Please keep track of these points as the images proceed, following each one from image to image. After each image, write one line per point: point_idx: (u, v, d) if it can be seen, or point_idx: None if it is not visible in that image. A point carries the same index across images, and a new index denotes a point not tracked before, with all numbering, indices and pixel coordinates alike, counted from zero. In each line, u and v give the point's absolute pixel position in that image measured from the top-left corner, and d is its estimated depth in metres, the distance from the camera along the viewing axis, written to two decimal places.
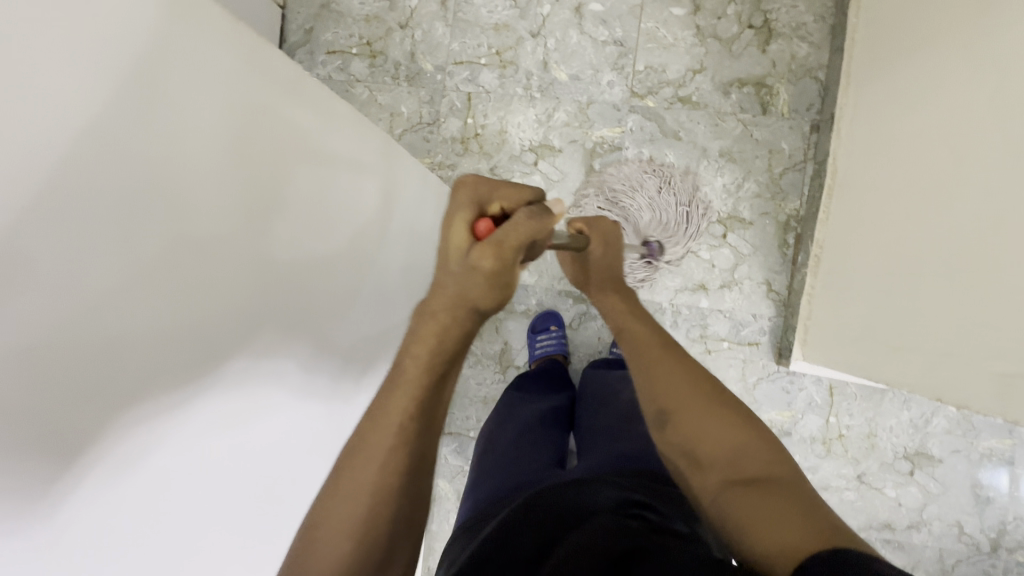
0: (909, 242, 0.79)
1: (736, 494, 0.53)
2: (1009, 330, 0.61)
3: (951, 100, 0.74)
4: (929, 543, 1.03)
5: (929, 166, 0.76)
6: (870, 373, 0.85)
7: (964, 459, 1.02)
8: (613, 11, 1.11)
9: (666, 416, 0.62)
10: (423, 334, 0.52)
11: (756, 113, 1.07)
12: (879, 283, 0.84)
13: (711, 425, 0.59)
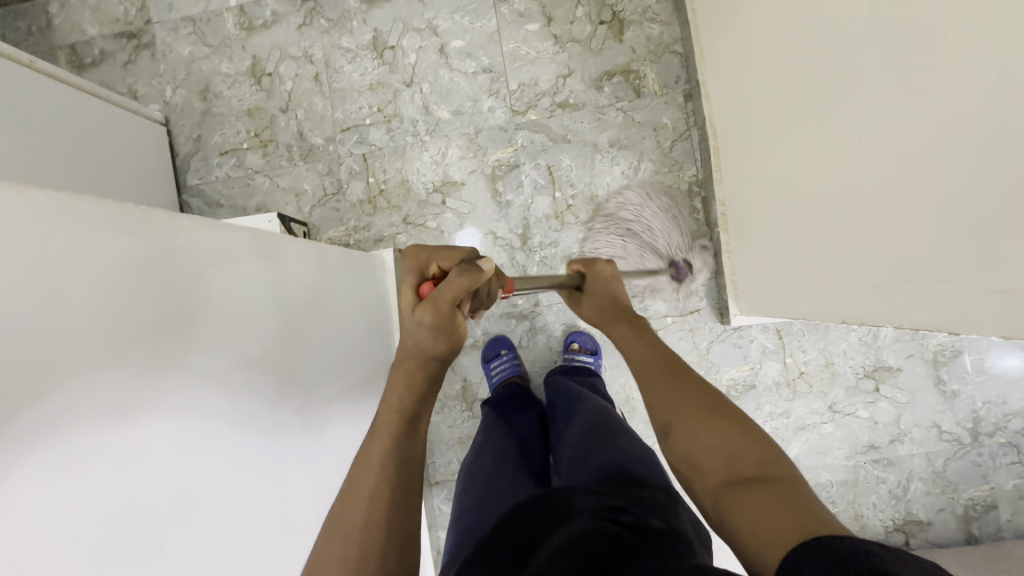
0: (790, 181, 0.83)
1: (731, 497, 0.49)
2: (882, 241, 0.65)
3: (786, 44, 0.79)
4: (914, 451, 1.05)
5: (788, 107, 0.81)
6: (793, 311, 0.88)
7: (921, 362, 1.05)
8: (474, 42, 1.16)
9: (668, 429, 0.58)
10: (393, 381, 0.59)
11: (631, 98, 1.12)
12: (778, 225, 0.88)
13: (706, 434, 0.55)
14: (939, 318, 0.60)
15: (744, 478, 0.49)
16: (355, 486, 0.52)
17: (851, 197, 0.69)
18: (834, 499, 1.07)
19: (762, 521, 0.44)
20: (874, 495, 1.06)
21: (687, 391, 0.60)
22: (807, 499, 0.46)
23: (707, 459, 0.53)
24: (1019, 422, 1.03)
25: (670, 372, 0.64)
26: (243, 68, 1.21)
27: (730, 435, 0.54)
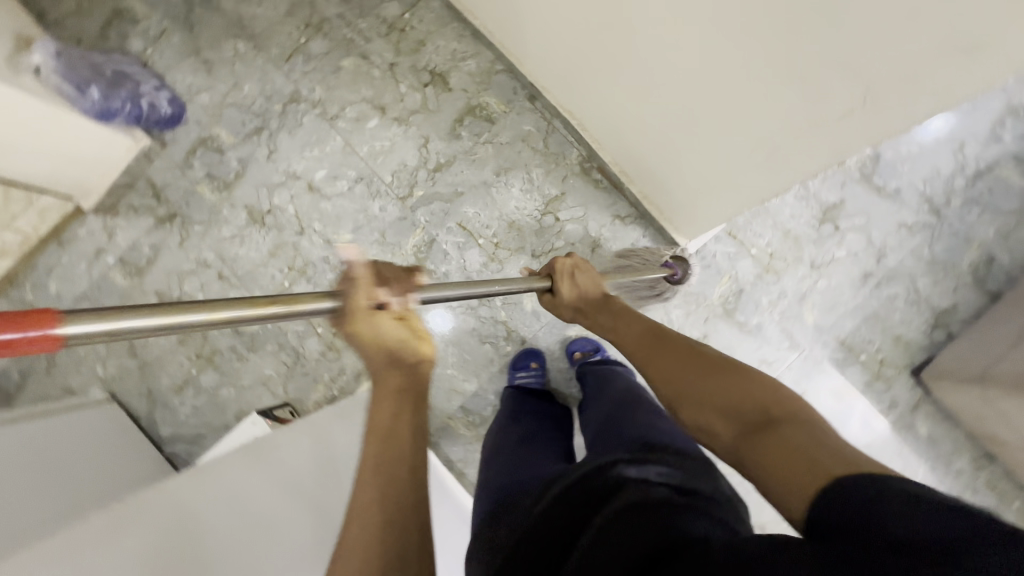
0: (650, 117, 0.89)
1: (748, 444, 0.48)
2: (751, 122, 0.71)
3: (579, 20, 0.87)
4: (901, 257, 1.10)
5: (612, 64, 0.88)
6: (724, 216, 0.94)
7: (854, 183, 1.11)
8: (334, 164, 1.21)
9: (675, 406, 0.58)
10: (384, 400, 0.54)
11: (489, 127, 1.19)
12: (665, 158, 0.95)
13: (713, 394, 0.55)
14: (826, 156, 0.66)
15: (769, 426, 0.48)
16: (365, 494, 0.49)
17: (705, 98, 0.76)
18: (869, 337, 1.10)
19: (792, 464, 0.43)
20: (897, 313, 1.10)
21: (687, 360, 0.61)
22: (827, 432, 0.45)
23: (723, 425, 0.52)
24: (960, 180, 1.09)
25: (656, 342, 0.67)
26: (152, 307, 1.22)
27: (738, 391, 0.53)
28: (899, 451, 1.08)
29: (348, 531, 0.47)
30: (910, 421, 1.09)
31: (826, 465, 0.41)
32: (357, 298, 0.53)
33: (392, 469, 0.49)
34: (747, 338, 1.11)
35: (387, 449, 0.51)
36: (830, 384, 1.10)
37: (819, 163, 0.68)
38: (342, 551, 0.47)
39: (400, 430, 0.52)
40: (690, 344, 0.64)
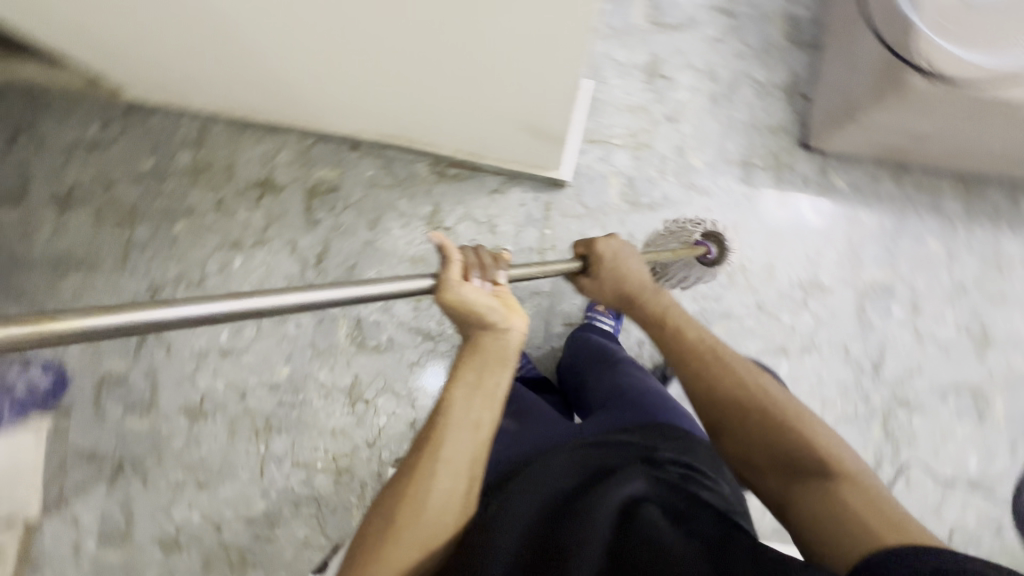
0: (448, 97, 0.93)
1: (798, 480, 0.59)
2: (513, 48, 0.76)
3: (333, 69, 0.91)
4: (727, 65, 1.17)
5: (385, 81, 0.92)
6: (563, 130, 0.98)
7: (653, 34, 1.17)
8: (231, 318, 1.18)
9: (723, 432, 0.65)
10: (471, 412, 0.58)
11: (338, 195, 1.19)
12: (486, 119, 0.98)
13: (762, 436, 0.62)
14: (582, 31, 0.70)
15: (799, 473, 0.59)
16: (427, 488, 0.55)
17: (469, 56, 0.80)
18: (754, 142, 1.15)
19: (839, 526, 0.53)
20: (758, 109, 1.16)
21: (731, 381, 0.66)
22: (873, 497, 0.54)
23: (771, 467, 0.61)
24: None
25: (719, 364, 0.68)
26: (155, 560, 1.13)
27: (789, 433, 0.61)
28: (839, 213, 1.14)
29: (413, 496, 0.55)
30: (831, 182, 1.14)
31: (871, 537, 0.51)
32: (448, 272, 0.61)
33: (470, 470, 0.57)
34: (664, 211, 1.14)
35: (457, 450, 0.57)
36: (752, 200, 1.14)
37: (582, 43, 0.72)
38: (398, 527, 0.54)
39: (478, 434, 0.58)
40: (750, 374, 0.67)
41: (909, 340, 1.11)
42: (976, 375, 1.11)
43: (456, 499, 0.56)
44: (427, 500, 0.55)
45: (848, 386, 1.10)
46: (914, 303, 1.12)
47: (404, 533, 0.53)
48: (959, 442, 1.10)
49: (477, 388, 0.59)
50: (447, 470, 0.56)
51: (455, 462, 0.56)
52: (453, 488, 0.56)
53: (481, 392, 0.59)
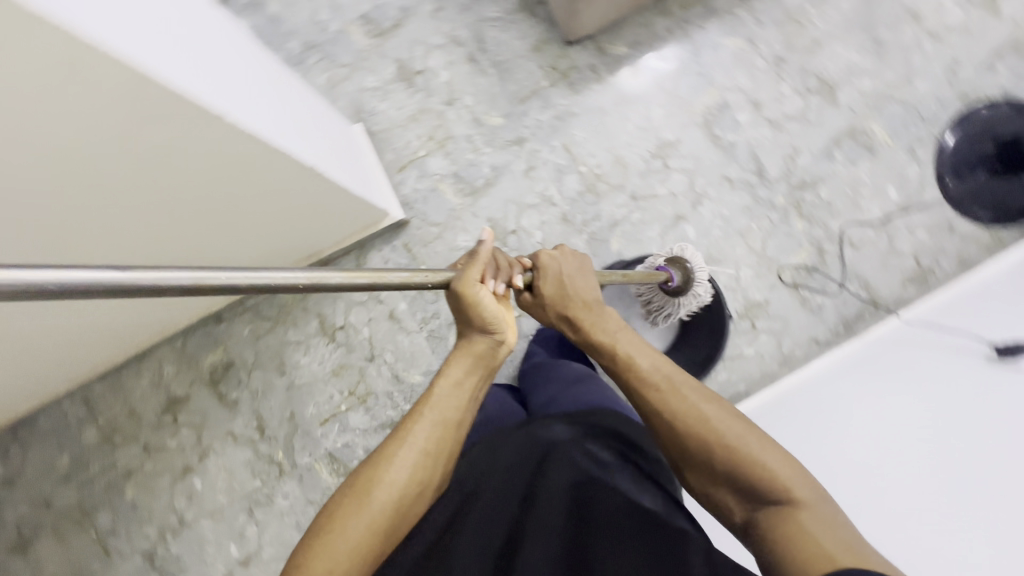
0: (242, 247, 0.92)
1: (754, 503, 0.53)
2: (237, 187, 0.75)
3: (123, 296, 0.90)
4: (463, 22, 1.16)
5: (178, 270, 0.91)
6: (358, 195, 0.96)
7: (384, 44, 1.16)
8: (228, 530, 1.17)
9: (686, 467, 0.59)
10: (447, 421, 0.61)
11: (237, 367, 1.18)
12: (291, 236, 0.97)
13: (724, 465, 0.55)
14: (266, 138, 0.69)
15: (758, 502, 0.54)
16: (388, 479, 0.56)
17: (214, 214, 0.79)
18: (530, 68, 1.15)
19: (785, 546, 0.49)
20: (514, 39, 1.15)
21: (690, 406, 0.59)
22: (835, 528, 0.49)
23: (727, 488, 0.56)
24: None
25: (677, 391, 0.61)
26: None
27: (753, 457, 0.55)
28: (640, 73, 1.14)
29: (377, 488, 0.56)
30: (616, 53, 1.14)
31: (820, 557, 0.46)
32: (472, 269, 0.61)
33: (431, 473, 0.59)
34: (502, 179, 1.14)
35: (431, 446, 0.59)
36: (565, 116, 1.14)
37: (281, 130, 0.73)
38: (357, 509, 0.55)
39: (448, 431, 0.61)
40: (712, 397, 0.61)
41: (771, 133, 1.12)
42: (843, 120, 1.12)
43: (416, 483, 0.57)
44: (393, 479, 0.56)
45: (749, 206, 1.12)
46: (752, 100, 1.13)
47: (359, 514, 0.54)
48: (868, 183, 1.12)
49: (456, 389, 0.62)
50: (407, 469, 0.57)
51: (415, 463, 0.58)
52: (415, 475, 0.58)
53: (456, 400, 0.62)
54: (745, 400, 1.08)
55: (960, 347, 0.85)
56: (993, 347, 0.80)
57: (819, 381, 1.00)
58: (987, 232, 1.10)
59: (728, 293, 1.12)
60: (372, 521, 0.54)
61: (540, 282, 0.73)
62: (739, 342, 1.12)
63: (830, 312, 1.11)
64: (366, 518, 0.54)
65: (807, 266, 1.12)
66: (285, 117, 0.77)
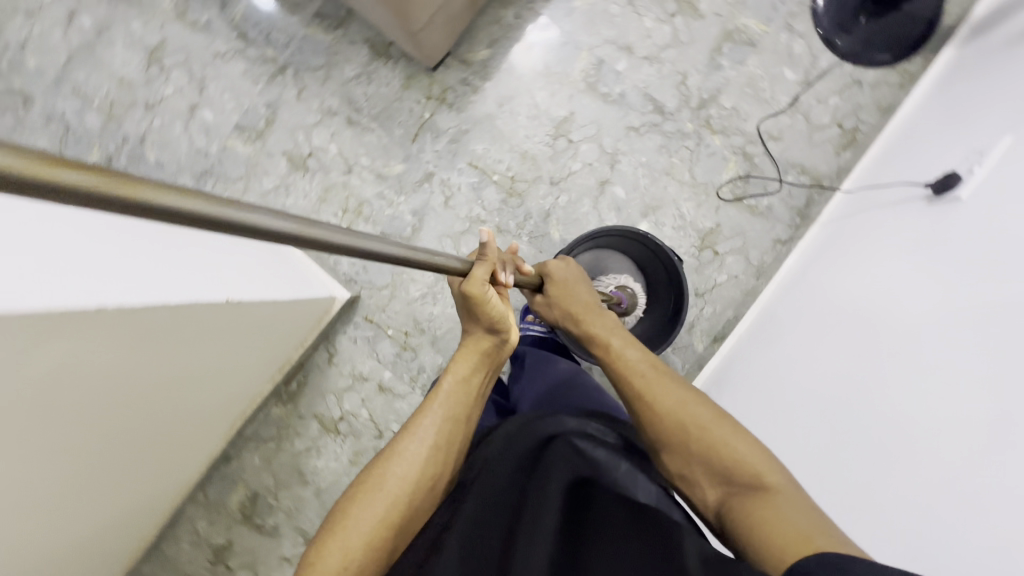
0: (221, 388, 0.92)
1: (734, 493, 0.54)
2: (203, 346, 0.75)
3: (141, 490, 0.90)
4: (328, 93, 1.16)
5: (178, 442, 0.91)
6: (297, 291, 0.96)
7: (267, 144, 1.17)
8: None
9: (664, 449, 0.60)
10: (455, 410, 0.65)
11: (263, 497, 1.19)
12: (258, 356, 0.97)
13: (701, 445, 0.58)
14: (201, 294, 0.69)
15: (733, 486, 0.55)
16: (398, 466, 0.59)
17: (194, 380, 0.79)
18: (408, 107, 1.15)
19: (758, 531, 0.49)
20: (381, 87, 1.16)
21: (669, 391, 0.63)
22: (809, 512, 0.49)
23: (706, 475, 0.57)
24: (252, 53, 1.18)
25: (662, 375, 0.66)
26: None
27: (728, 439, 0.57)
28: (510, 67, 1.14)
29: (391, 472, 0.59)
30: (479, 59, 1.14)
31: (795, 540, 0.46)
32: (480, 267, 0.66)
33: (438, 462, 0.61)
34: (427, 219, 1.14)
35: (442, 439, 0.62)
36: (458, 136, 1.14)
37: (155, 262, 0.66)
38: (371, 494, 0.57)
39: (456, 424, 0.64)
40: (691, 386, 0.64)
41: (653, 69, 1.12)
42: (714, 27, 1.12)
43: (427, 474, 0.60)
44: (402, 467, 0.59)
45: (663, 145, 1.12)
46: (623, 46, 1.12)
47: (367, 500, 0.57)
48: (764, 75, 1.11)
49: (462, 384, 0.67)
50: (415, 453, 0.60)
51: (422, 451, 0.60)
52: (425, 467, 0.60)
53: (459, 390, 0.66)
54: (738, 325, 1.07)
55: (905, 198, 0.83)
56: (929, 187, 0.78)
57: (800, 288, 0.97)
58: (894, 71, 1.09)
59: (679, 232, 1.12)
60: (385, 505, 0.56)
61: (550, 285, 0.82)
62: (710, 272, 1.11)
63: (780, 208, 1.10)
64: (379, 503, 0.56)
65: (740, 176, 1.11)
66: (160, 245, 0.70)
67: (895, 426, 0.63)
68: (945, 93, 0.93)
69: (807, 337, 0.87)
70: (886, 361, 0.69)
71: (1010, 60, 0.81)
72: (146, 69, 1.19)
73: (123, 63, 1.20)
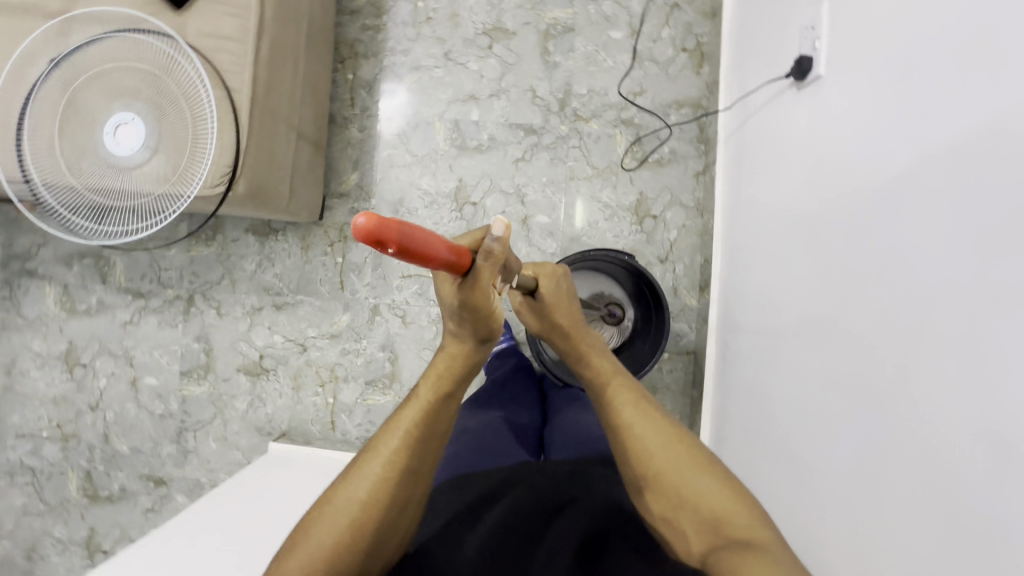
0: None
1: (723, 548, 0.54)
2: None
3: None
4: (242, 294, 1.15)
5: None
6: None
7: (217, 372, 1.15)
8: None
9: (646, 489, 0.61)
10: (432, 417, 0.59)
11: None
12: None
13: (686, 493, 0.58)
14: None
15: (721, 538, 0.55)
16: (368, 472, 0.56)
17: None
18: (320, 261, 1.14)
19: None
20: (285, 261, 1.14)
21: (653, 430, 0.63)
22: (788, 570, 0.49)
23: (693, 527, 0.57)
24: (154, 303, 1.15)
25: (650, 412, 0.65)
26: None
27: (715, 489, 0.57)
28: (384, 174, 1.14)
29: (365, 475, 0.56)
30: (353, 184, 1.14)
31: None
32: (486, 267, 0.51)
33: (413, 474, 0.58)
34: (398, 345, 1.13)
35: (415, 462, 0.58)
36: (378, 259, 1.14)
37: None
38: (341, 495, 0.56)
39: (433, 436, 0.59)
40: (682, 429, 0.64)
41: (504, 100, 1.13)
42: (531, 35, 1.13)
43: (395, 489, 0.56)
44: (365, 485, 0.56)
45: (553, 156, 1.13)
46: (466, 98, 1.13)
47: (337, 501, 0.56)
48: (597, 47, 1.13)
49: (439, 387, 0.60)
50: (388, 460, 0.57)
51: (395, 461, 0.57)
52: (395, 476, 0.57)
53: (432, 397, 0.60)
54: (715, 265, 1.08)
55: (776, 93, 0.86)
56: (789, 76, 0.81)
57: (749, 216, 0.96)
58: None
59: (614, 219, 1.13)
60: (346, 522, 0.54)
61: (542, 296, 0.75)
62: (661, 235, 1.13)
63: (682, 146, 1.13)
64: (336, 519, 0.54)
65: (633, 142, 1.13)
66: None
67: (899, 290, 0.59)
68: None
69: (774, 271, 0.87)
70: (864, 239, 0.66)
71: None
72: (71, 375, 1.16)
73: (46, 383, 1.16)
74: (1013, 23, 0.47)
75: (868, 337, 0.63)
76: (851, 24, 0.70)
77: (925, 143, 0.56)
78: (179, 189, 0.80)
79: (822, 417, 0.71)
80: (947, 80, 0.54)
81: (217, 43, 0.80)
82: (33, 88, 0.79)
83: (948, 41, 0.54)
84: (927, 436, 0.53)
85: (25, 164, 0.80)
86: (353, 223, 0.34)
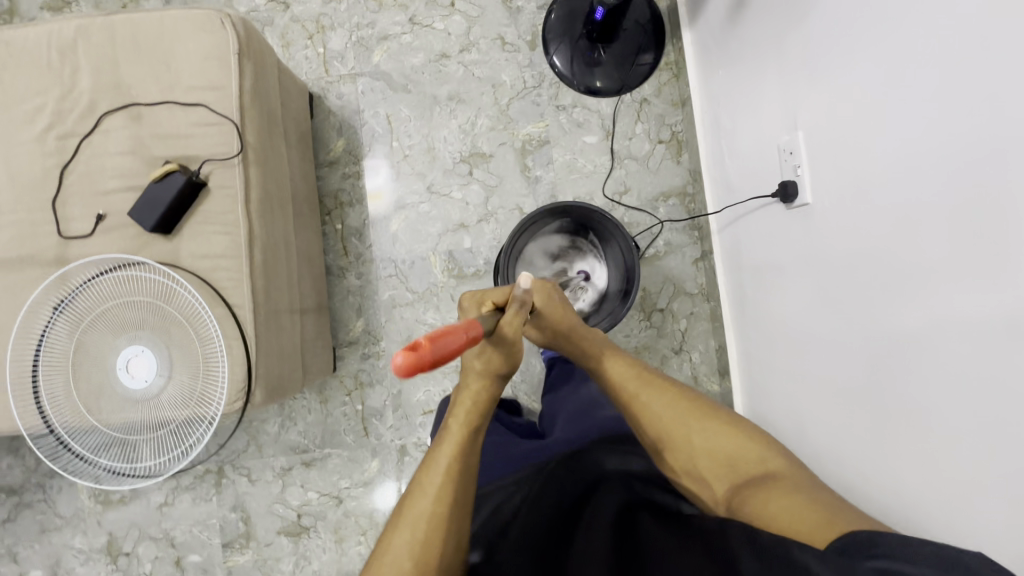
0: None
1: (746, 490, 0.58)
2: None
3: None
4: (271, 456, 1.15)
5: None
6: None
7: (258, 537, 1.15)
8: None
9: (664, 450, 0.65)
10: (463, 435, 0.63)
11: None
12: None
13: (700, 442, 0.63)
14: None
15: (742, 477, 0.59)
16: (421, 494, 0.59)
17: None
18: (341, 412, 1.15)
19: (776, 520, 0.53)
20: (307, 416, 1.15)
21: (660, 391, 0.69)
22: (814, 496, 0.54)
23: (715, 474, 0.61)
24: (185, 481, 1.16)
25: (650, 380, 0.71)
26: None
27: (724, 436, 0.62)
28: (388, 315, 1.14)
29: (417, 503, 0.58)
30: (360, 330, 1.15)
31: (817, 528, 0.51)
32: (511, 320, 0.64)
33: (462, 492, 0.60)
34: None
35: (459, 495, 0.59)
36: (397, 399, 1.15)
37: None
38: (399, 527, 0.57)
39: (472, 449, 0.63)
40: (678, 387, 0.70)
41: (494, 222, 1.14)
42: (508, 153, 1.14)
43: (446, 508, 0.58)
44: (417, 528, 0.56)
45: None
46: (455, 226, 1.14)
47: (397, 538, 0.57)
48: (575, 154, 1.14)
49: (467, 413, 0.65)
50: (434, 481, 0.59)
51: (444, 481, 0.59)
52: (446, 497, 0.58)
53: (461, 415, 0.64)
54: (731, 354, 1.08)
55: (765, 207, 0.89)
56: (777, 197, 0.85)
57: (755, 320, 0.98)
58: (661, 70, 1.14)
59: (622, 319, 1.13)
60: (410, 567, 0.55)
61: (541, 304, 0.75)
62: (671, 327, 1.13)
63: (676, 236, 1.13)
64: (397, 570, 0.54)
65: None
66: None
67: (912, 288, 0.63)
68: (716, 90, 1.00)
69: (794, 377, 0.89)
70: (858, 269, 0.72)
71: (749, 47, 0.89)
72: (116, 565, 1.16)
73: None
74: (1000, 217, 0.51)
75: (912, 477, 0.66)
76: (830, 164, 0.74)
77: (937, 308, 0.60)
78: (199, 410, 0.81)
79: (866, 418, 0.74)
80: (940, 233, 0.59)
81: (211, 262, 0.81)
82: (43, 340, 0.80)
83: (934, 215, 0.59)
84: (970, 394, 0.57)
85: (47, 414, 0.81)
86: (397, 364, 0.40)
